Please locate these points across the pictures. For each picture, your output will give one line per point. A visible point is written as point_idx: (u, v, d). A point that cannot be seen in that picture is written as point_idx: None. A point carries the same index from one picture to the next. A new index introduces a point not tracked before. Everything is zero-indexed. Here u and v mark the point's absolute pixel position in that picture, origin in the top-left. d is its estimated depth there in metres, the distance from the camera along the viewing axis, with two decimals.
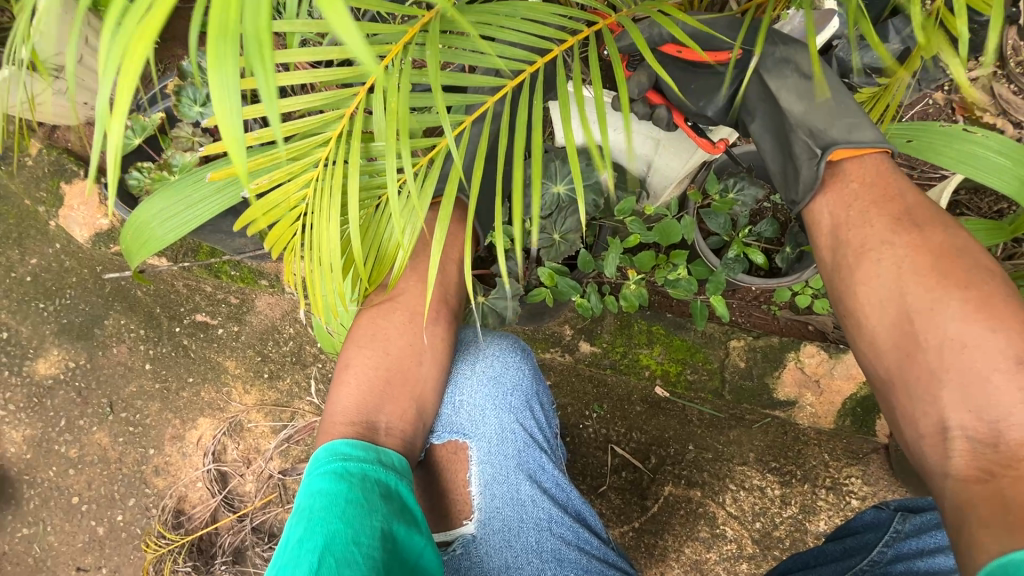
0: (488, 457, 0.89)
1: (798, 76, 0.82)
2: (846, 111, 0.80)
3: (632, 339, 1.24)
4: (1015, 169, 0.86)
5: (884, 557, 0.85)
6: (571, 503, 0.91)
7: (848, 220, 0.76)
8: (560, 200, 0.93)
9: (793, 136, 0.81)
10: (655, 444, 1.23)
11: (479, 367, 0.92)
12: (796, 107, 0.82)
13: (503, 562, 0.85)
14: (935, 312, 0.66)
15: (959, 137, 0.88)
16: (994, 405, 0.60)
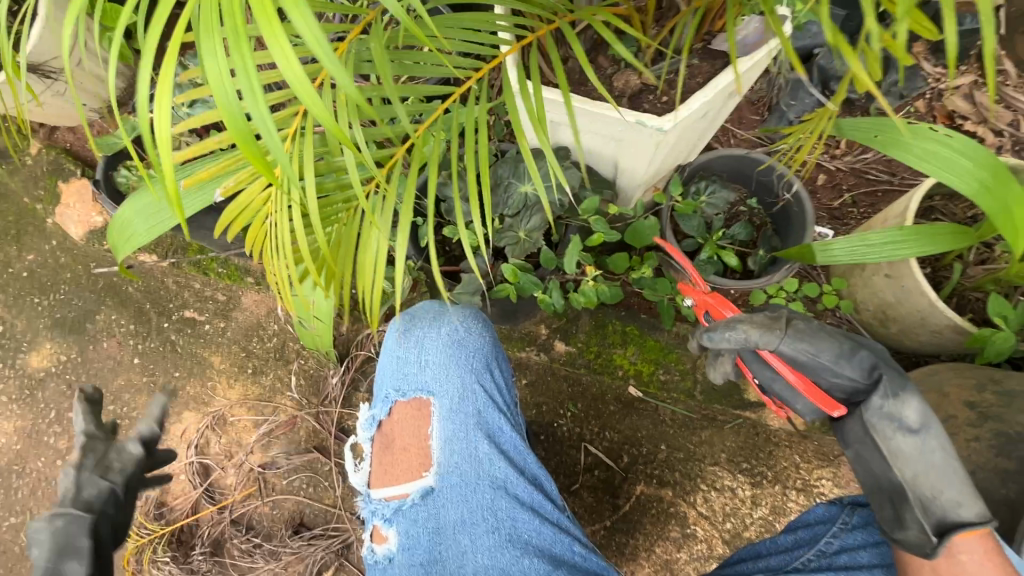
0: (450, 413, 0.91)
1: (900, 430, 0.75)
2: (957, 477, 0.72)
3: (606, 340, 1.26)
4: (977, 169, 0.86)
5: (830, 548, 0.85)
6: (529, 467, 0.91)
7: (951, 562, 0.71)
8: (527, 199, 0.96)
9: (903, 501, 0.75)
10: (627, 444, 1.24)
11: (444, 330, 0.94)
12: (903, 469, 0.75)
13: (458, 517, 0.86)
14: None
15: (926, 136, 0.88)
16: None
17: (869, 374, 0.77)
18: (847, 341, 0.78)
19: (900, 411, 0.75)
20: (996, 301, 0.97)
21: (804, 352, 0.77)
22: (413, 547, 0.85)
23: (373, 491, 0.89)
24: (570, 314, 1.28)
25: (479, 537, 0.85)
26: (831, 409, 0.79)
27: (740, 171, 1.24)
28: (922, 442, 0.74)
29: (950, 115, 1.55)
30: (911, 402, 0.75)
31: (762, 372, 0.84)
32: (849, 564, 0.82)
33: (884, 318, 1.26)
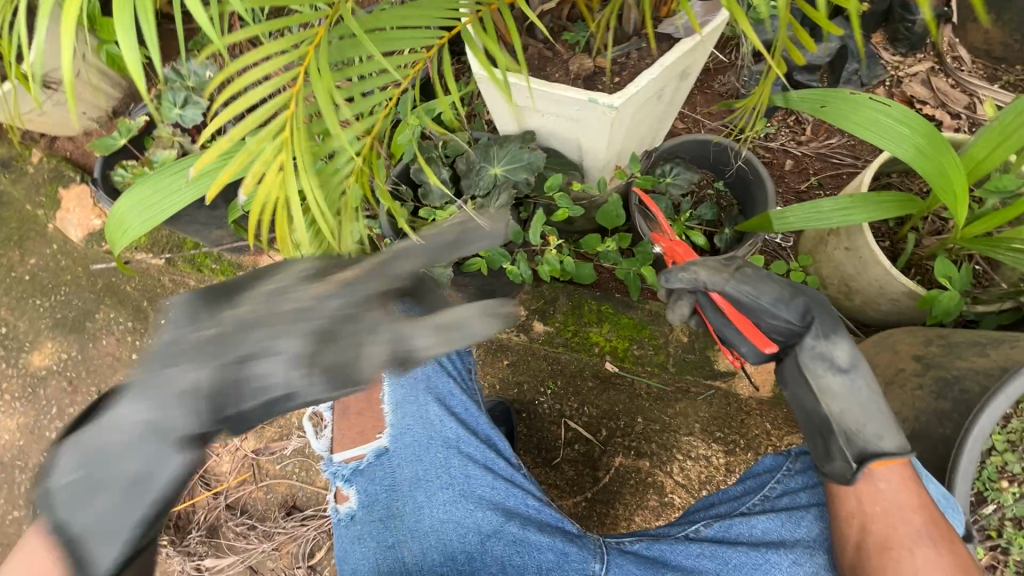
0: (400, 381, 1.03)
1: (830, 369, 0.82)
2: (877, 413, 0.80)
3: (582, 319, 1.31)
4: (914, 135, 0.93)
5: (774, 492, 0.89)
6: (480, 428, 1.00)
7: (876, 491, 0.77)
8: (497, 179, 1.02)
9: (830, 434, 0.81)
10: (606, 418, 1.29)
11: None
12: (833, 404, 0.81)
13: (414, 474, 0.97)
14: (906, 543, 0.74)
15: (865, 105, 0.94)
16: None
17: (805, 318, 0.82)
18: (788, 287, 0.84)
19: (831, 351, 0.82)
20: (943, 264, 1.03)
21: (747, 294, 0.82)
22: (373, 502, 0.96)
23: (335, 454, 1.00)
24: (548, 296, 1.34)
25: (432, 493, 0.95)
26: (764, 344, 0.86)
27: (704, 155, 1.31)
28: (849, 379, 0.81)
29: (910, 100, 1.62)
30: (841, 343, 0.82)
31: (714, 313, 0.89)
32: (790, 505, 0.87)
33: (848, 291, 1.31)
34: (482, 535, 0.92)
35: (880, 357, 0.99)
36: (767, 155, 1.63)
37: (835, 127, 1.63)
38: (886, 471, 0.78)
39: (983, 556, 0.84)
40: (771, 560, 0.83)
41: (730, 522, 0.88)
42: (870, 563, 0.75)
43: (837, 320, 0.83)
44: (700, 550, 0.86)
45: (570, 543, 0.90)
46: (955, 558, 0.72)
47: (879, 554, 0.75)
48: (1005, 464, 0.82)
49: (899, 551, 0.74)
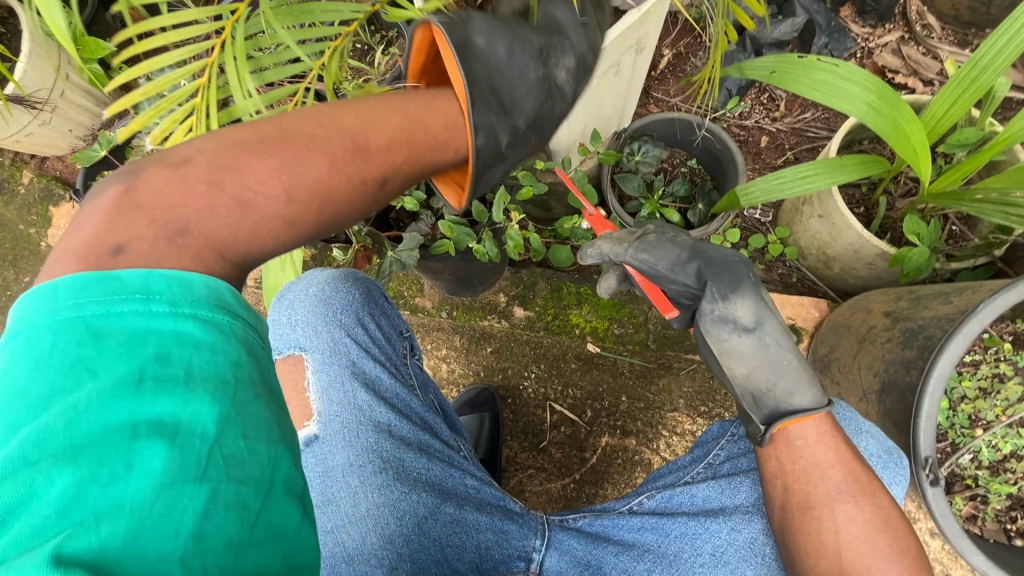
0: (323, 364, 0.90)
1: (736, 329, 0.82)
2: (788, 369, 0.81)
3: (561, 302, 1.32)
4: (862, 93, 0.94)
5: (718, 459, 0.90)
6: (414, 412, 0.92)
7: (797, 450, 0.77)
8: None
9: (739, 399, 0.83)
10: (590, 399, 1.29)
11: (311, 291, 0.93)
12: (740, 366, 0.83)
13: (345, 460, 0.84)
14: (837, 502, 0.73)
15: (813, 67, 0.96)
16: (859, 558, 0.71)
17: (699, 281, 0.84)
18: (685, 250, 0.85)
19: (732, 313, 0.82)
20: (912, 220, 1.03)
21: (644, 262, 0.86)
22: (309, 491, 0.85)
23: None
24: (526, 281, 1.35)
25: (366, 477, 0.83)
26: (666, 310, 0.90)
27: (673, 134, 1.33)
28: (754, 339, 0.82)
29: (882, 70, 1.62)
30: (742, 302, 0.82)
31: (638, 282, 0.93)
32: (730, 471, 0.88)
33: (827, 259, 1.30)
34: (420, 518, 0.82)
35: (855, 318, 1.00)
36: (741, 134, 1.63)
37: (809, 101, 1.63)
38: (803, 427, 0.78)
39: (963, 507, 0.83)
40: (710, 529, 0.83)
41: (672, 493, 0.88)
42: (796, 524, 0.74)
43: (739, 278, 0.82)
44: (642, 522, 0.86)
45: (510, 521, 0.87)
46: (876, 511, 0.73)
47: (802, 513, 0.74)
48: (977, 411, 0.81)
49: (820, 510, 0.73)
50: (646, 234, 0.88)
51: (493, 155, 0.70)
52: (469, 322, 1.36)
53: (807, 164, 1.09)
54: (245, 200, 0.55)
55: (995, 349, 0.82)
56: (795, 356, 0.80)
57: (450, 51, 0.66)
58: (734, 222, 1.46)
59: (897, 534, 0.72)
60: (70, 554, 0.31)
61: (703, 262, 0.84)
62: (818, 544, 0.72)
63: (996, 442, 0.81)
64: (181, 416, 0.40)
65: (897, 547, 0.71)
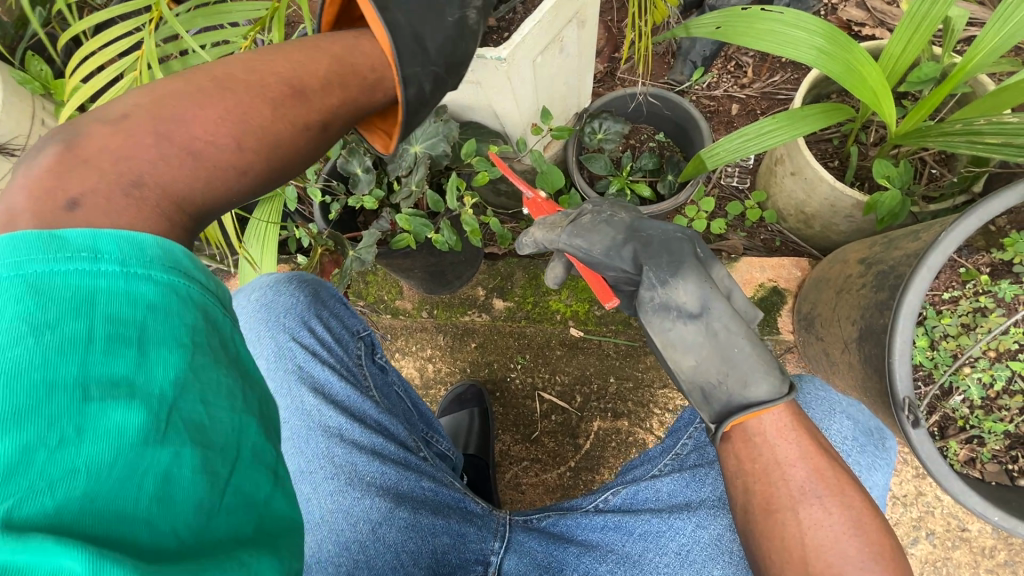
0: (270, 372, 0.92)
1: (680, 317, 0.79)
2: (741, 358, 0.77)
3: (541, 289, 1.30)
4: (812, 37, 0.92)
5: (686, 449, 0.89)
6: (369, 416, 0.92)
7: (759, 450, 0.74)
8: (418, 157, 1.02)
9: (689, 394, 0.81)
10: (578, 384, 1.27)
11: (256, 299, 0.96)
12: (687, 357, 0.80)
13: (297, 467, 0.88)
14: (800, 503, 0.70)
15: (758, 18, 0.94)
16: (829, 561, 0.68)
17: (637, 266, 0.81)
18: (622, 232, 0.83)
19: (674, 298, 0.79)
20: (881, 164, 1.01)
21: (579, 247, 0.83)
22: None
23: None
24: (504, 272, 1.34)
25: (320, 483, 0.86)
26: (606, 300, 0.91)
27: (635, 108, 1.31)
28: (699, 326, 0.79)
29: (848, 25, 1.58)
30: (683, 286, 0.78)
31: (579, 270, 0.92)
32: (697, 463, 0.87)
33: (806, 218, 1.26)
34: (373, 523, 0.83)
35: (835, 270, 0.97)
36: (712, 105, 1.61)
37: (777, 64, 1.59)
38: (760, 421, 0.75)
39: (959, 451, 0.78)
40: (674, 527, 0.83)
41: (638, 488, 0.88)
42: (759, 527, 0.71)
43: (680, 260, 0.79)
44: (605, 521, 0.86)
45: (467, 524, 0.87)
46: (846, 512, 0.70)
47: (766, 516, 0.71)
48: (961, 348, 0.76)
49: (784, 512, 0.71)
50: (581, 216, 0.86)
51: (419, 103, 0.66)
52: (451, 320, 1.34)
53: (768, 119, 1.06)
54: (195, 149, 0.53)
55: (973, 283, 0.78)
56: (754, 348, 0.77)
57: (368, 6, 0.62)
58: (711, 192, 1.44)
59: (870, 538, 0.68)
60: (20, 520, 0.29)
61: (644, 243, 0.81)
62: (782, 551, 0.70)
63: (984, 378, 0.77)
64: (137, 376, 0.36)
65: (870, 551, 0.68)
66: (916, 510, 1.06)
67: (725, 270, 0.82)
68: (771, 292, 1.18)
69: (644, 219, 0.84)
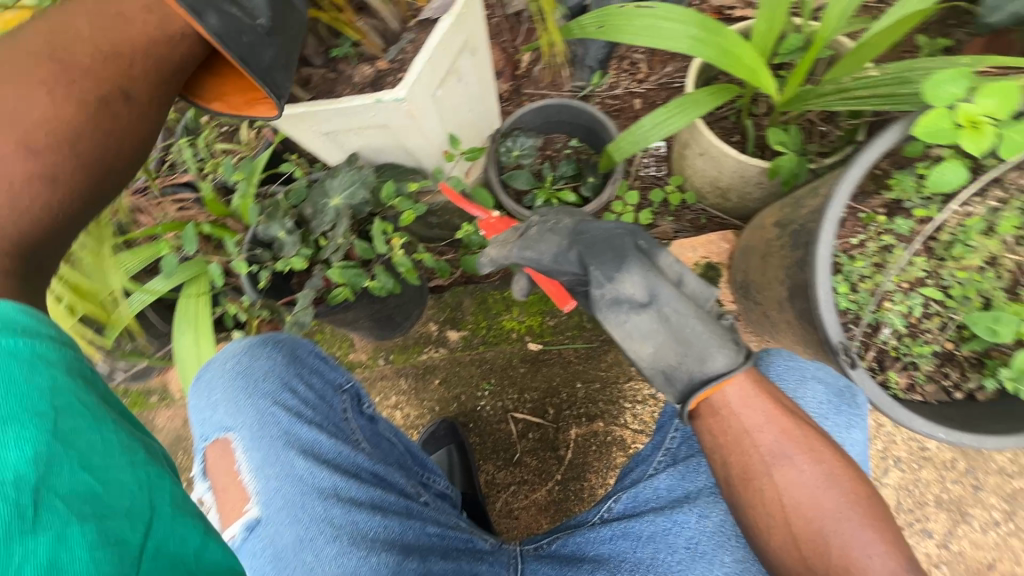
0: (253, 442, 0.82)
1: (632, 308, 0.80)
2: (695, 336, 0.77)
3: (492, 312, 1.31)
4: (684, 29, 0.98)
5: (673, 444, 0.89)
6: (364, 468, 0.87)
7: (731, 425, 0.75)
8: (339, 210, 1.01)
9: (654, 379, 0.81)
10: (548, 396, 1.28)
11: (228, 365, 0.86)
12: (646, 342, 0.79)
13: (294, 537, 0.78)
14: (772, 463, 0.72)
15: (634, 17, 1.00)
16: (812, 520, 0.70)
17: (585, 266, 0.83)
18: (566, 237, 0.85)
19: (622, 291, 0.80)
20: (773, 131, 1.09)
21: (530, 259, 0.85)
22: None
23: (225, 533, 0.80)
24: (452, 303, 1.34)
25: (322, 549, 0.77)
26: (562, 302, 0.87)
27: (546, 119, 1.35)
28: (651, 312, 0.79)
29: (720, 10, 1.62)
30: (629, 277, 0.79)
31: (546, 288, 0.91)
32: (686, 455, 0.88)
33: (722, 192, 1.33)
34: None
35: (756, 237, 1.02)
36: (615, 104, 1.68)
37: (666, 56, 1.68)
38: (723, 394, 0.77)
39: (899, 381, 0.84)
40: (678, 521, 0.83)
41: (637, 490, 0.89)
42: (741, 496, 0.74)
43: (622, 255, 0.81)
44: (612, 531, 0.86)
45: (478, 561, 0.88)
46: (818, 467, 0.71)
47: (745, 485, 0.74)
48: (877, 286, 0.82)
49: (760, 478, 0.73)
50: (531, 228, 0.88)
51: (246, 32, 0.70)
52: (409, 361, 1.33)
53: (663, 107, 1.11)
54: None
55: (874, 225, 0.84)
56: (705, 322, 0.77)
57: None
58: (633, 184, 1.49)
59: (846, 488, 0.70)
60: None
61: (588, 244, 0.83)
62: (765, 518, 0.72)
63: (902, 309, 0.83)
64: None
65: (848, 499, 0.70)
66: (879, 442, 1.13)
67: (671, 255, 0.83)
68: (706, 267, 1.24)
69: (587, 221, 0.86)
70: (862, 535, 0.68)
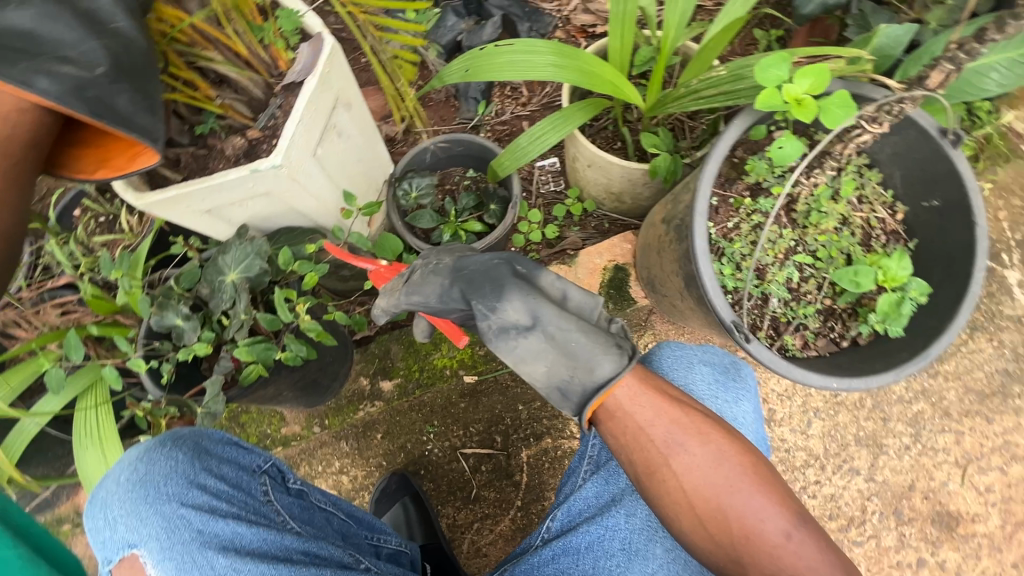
0: (163, 552, 0.77)
1: (518, 332, 0.81)
2: (581, 348, 0.80)
3: (421, 353, 1.30)
4: (545, 56, 1.04)
5: (597, 450, 0.92)
6: (292, 551, 0.81)
7: (629, 423, 0.79)
8: (236, 285, 0.97)
9: (549, 396, 0.82)
10: (493, 425, 1.28)
11: (121, 477, 0.80)
12: (536, 362, 0.81)
13: None
14: (670, 451, 0.76)
15: (498, 53, 1.04)
16: (710, 498, 0.75)
17: (467, 300, 0.83)
18: (448, 275, 0.84)
19: (506, 317, 0.81)
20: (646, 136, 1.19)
21: (419, 302, 0.84)
22: None
23: None
24: (380, 353, 1.31)
25: None
26: (457, 338, 0.91)
27: (440, 155, 1.38)
28: (535, 333, 0.81)
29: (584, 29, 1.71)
30: (511, 304, 0.81)
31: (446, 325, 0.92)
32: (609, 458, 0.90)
33: (617, 196, 1.41)
34: None
35: (651, 235, 1.09)
36: (506, 129, 1.73)
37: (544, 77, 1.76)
38: (614, 398, 0.80)
39: (795, 341, 0.91)
40: (609, 526, 0.86)
41: (570, 504, 0.91)
42: (648, 490, 0.77)
43: (500, 283, 0.82)
44: (554, 550, 0.88)
45: None
46: (707, 447, 0.77)
47: (650, 480, 0.77)
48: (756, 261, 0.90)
49: (661, 469, 0.76)
50: (414, 272, 0.87)
51: (89, 86, 0.68)
52: (346, 422, 1.28)
53: (544, 125, 1.17)
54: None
55: (743, 207, 0.93)
56: (586, 334, 0.80)
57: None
58: (536, 203, 1.55)
59: (733, 461, 0.76)
60: None
61: (467, 277, 0.84)
62: (673, 505, 0.76)
63: (780, 278, 0.91)
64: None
65: (737, 469, 0.76)
66: (798, 398, 1.23)
67: (552, 274, 0.86)
68: (615, 269, 1.30)
69: (466, 255, 0.87)
70: (753, 501, 0.74)
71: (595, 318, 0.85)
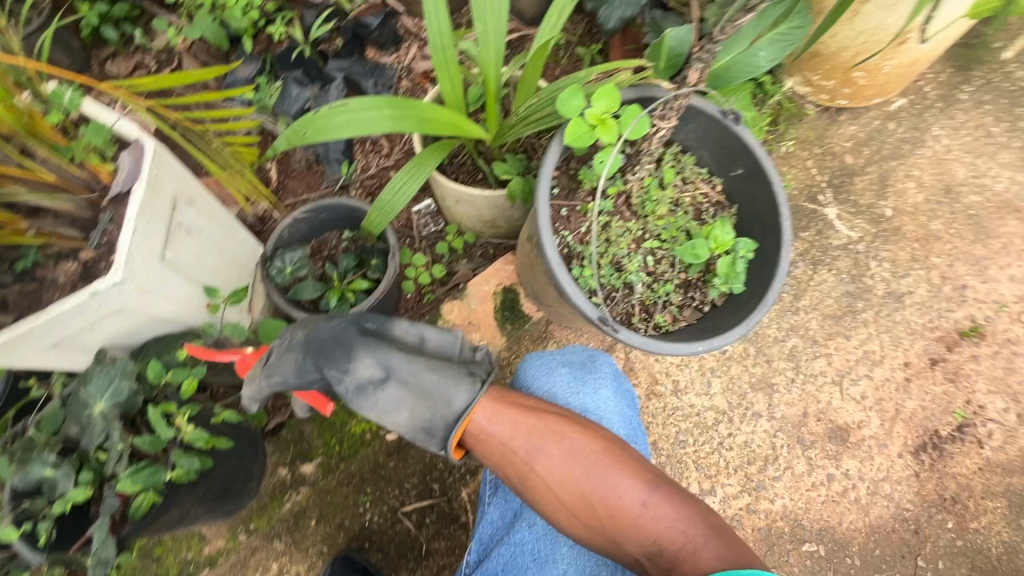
0: None
1: (374, 386, 0.84)
2: (434, 385, 0.84)
3: (337, 425, 1.26)
4: (380, 111, 1.08)
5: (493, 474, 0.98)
6: None
7: (492, 444, 0.83)
8: (106, 414, 0.90)
9: (415, 438, 0.86)
10: (427, 474, 1.27)
11: None
12: (396, 409, 0.84)
13: None
14: (529, 458, 0.82)
15: (334, 114, 1.07)
16: (575, 488, 0.81)
17: (317, 370, 0.85)
18: (299, 349, 0.85)
19: (359, 375, 0.84)
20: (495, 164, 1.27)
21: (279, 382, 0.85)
22: None
23: None
24: (293, 437, 1.26)
25: None
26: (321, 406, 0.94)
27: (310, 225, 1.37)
28: (392, 382, 0.84)
29: None
30: (361, 361, 0.84)
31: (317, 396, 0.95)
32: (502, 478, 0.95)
33: (491, 223, 1.47)
34: None
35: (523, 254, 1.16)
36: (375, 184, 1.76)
37: None
38: (473, 422, 0.84)
39: (665, 318, 1.00)
40: (515, 541, 0.89)
41: (480, 534, 0.94)
42: (525, 496, 0.83)
43: (349, 345, 0.84)
44: None
45: None
46: (560, 444, 0.82)
47: (524, 486, 0.82)
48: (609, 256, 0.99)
49: (528, 476, 0.82)
50: (272, 353, 0.88)
51: None
52: (274, 518, 1.22)
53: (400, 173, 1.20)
54: None
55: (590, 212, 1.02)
56: (436, 371, 0.84)
57: None
58: (420, 247, 1.58)
59: (586, 449, 0.82)
60: None
61: (308, 348, 0.85)
62: (550, 504, 0.82)
63: (633, 266, 1.01)
64: None
65: (591, 455, 0.82)
66: (694, 364, 1.34)
67: (404, 321, 0.92)
68: (505, 291, 1.36)
69: (315, 325, 0.87)
70: (611, 478, 0.81)
71: (453, 352, 0.91)
